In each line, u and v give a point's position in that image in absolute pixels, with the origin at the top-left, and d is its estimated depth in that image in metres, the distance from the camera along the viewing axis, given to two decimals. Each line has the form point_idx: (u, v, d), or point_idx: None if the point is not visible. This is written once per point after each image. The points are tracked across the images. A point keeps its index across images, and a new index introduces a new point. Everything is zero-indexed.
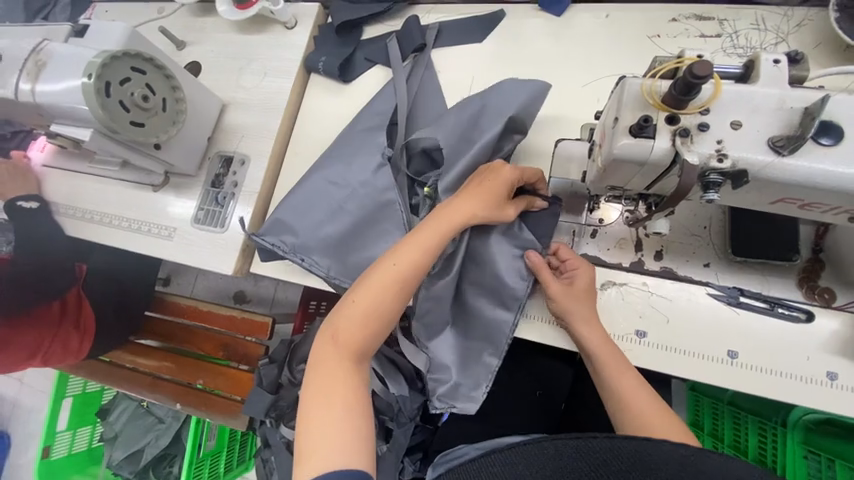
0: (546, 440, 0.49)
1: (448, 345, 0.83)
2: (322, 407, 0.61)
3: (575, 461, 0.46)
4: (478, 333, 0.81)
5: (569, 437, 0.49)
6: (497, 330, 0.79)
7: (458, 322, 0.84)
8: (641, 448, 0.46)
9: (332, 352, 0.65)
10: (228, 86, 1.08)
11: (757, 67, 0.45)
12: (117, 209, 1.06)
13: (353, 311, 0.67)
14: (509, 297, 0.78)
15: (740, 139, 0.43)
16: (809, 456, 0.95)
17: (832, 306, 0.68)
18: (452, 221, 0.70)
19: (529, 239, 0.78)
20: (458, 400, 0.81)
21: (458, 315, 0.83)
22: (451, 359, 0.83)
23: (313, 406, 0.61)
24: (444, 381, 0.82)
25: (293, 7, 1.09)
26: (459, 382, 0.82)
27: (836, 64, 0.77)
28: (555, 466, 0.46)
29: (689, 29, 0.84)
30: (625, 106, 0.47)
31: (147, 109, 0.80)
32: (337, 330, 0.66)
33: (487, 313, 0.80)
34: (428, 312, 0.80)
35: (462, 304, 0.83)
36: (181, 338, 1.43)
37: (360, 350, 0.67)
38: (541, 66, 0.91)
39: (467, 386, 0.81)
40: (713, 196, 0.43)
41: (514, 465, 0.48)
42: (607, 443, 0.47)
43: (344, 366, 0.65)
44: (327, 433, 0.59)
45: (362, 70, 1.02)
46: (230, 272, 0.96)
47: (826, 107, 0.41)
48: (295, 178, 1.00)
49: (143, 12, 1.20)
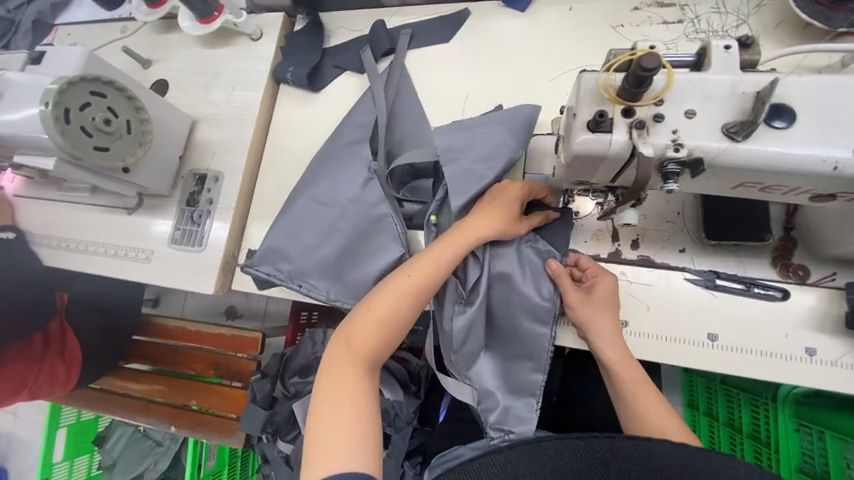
0: (548, 439, 0.50)
1: (488, 370, 0.81)
2: (332, 409, 0.64)
3: (574, 460, 0.48)
4: (517, 351, 0.79)
5: (570, 438, 0.50)
6: (535, 344, 0.77)
7: (495, 345, 0.81)
8: (639, 448, 0.48)
9: (344, 357, 0.69)
10: (196, 102, 1.06)
11: (709, 54, 0.44)
12: (91, 235, 1.04)
13: (367, 321, 0.70)
14: (542, 312, 0.76)
15: (694, 129, 0.43)
16: (801, 428, 0.95)
17: (807, 283, 0.69)
18: (467, 235, 0.71)
19: (548, 250, 0.77)
20: (513, 424, 0.78)
21: (494, 337, 0.81)
22: (495, 383, 0.80)
23: (325, 406, 0.65)
24: (493, 408, 0.79)
25: (257, 18, 1.08)
26: (507, 406, 0.79)
27: (796, 42, 0.78)
28: (555, 466, 0.47)
29: (651, 16, 0.84)
30: (582, 101, 0.47)
31: (111, 133, 0.79)
32: (350, 337, 0.69)
33: (524, 330, 0.78)
34: (465, 339, 0.78)
35: (495, 325, 0.80)
36: (171, 360, 1.40)
37: (371, 358, 0.70)
38: (509, 63, 0.91)
39: (519, 409, 0.78)
40: (671, 187, 0.44)
41: (513, 463, 0.49)
42: (606, 443, 0.49)
43: (354, 372, 0.68)
44: (334, 433, 0.62)
45: (331, 78, 1.01)
46: (211, 291, 0.95)
47: (776, 90, 0.41)
48: (272, 191, 0.99)
49: (105, 32, 1.18)
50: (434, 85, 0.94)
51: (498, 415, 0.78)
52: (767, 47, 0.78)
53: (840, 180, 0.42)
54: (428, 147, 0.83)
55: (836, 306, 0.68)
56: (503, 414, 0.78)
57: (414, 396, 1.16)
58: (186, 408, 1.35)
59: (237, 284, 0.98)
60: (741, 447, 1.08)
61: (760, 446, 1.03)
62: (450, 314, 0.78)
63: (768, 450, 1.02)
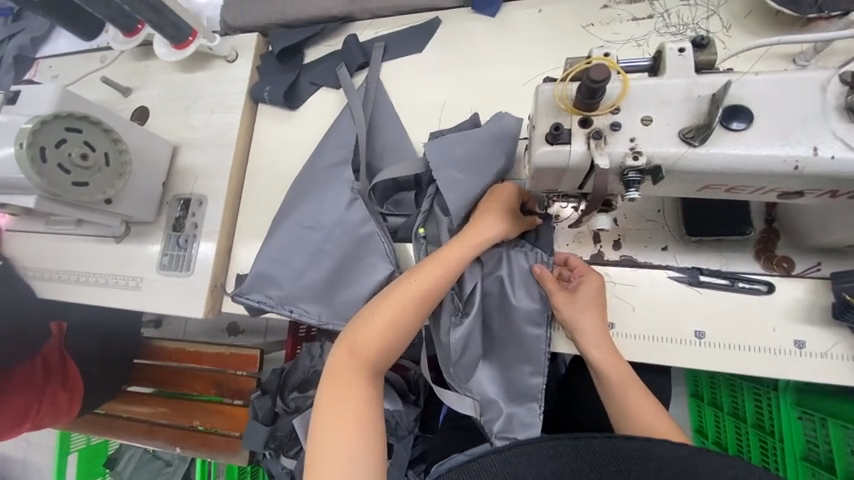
0: (547, 439, 0.47)
1: (488, 378, 0.79)
2: (336, 414, 0.64)
3: (573, 461, 0.45)
4: (516, 357, 0.77)
5: (570, 438, 0.47)
6: (533, 348, 0.76)
7: (493, 353, 0.80)
8: (641, 450, 0.45)
9: (348, 362, 0.68)
10: (177, 127, 1.06)
11: (664, 58, 0.46)
12: (82, 264, 1.05)
13: (373, 326, 0.69)
14: (535, 314, 0.76)
15: (651, 136, 0.44)
16: (804, 416, 0.92)
17: (792, 275, 0.68)
18: (470, 239, 0.71)
19: (538, 254, 0.76)
20: (516, 430, 0.77)
21: (492, 345, 0.80)
22: (496, 390, 0.79)
23: (326, 412, 0.64)
24: (497, 416, 0.78)
25: (232, 39, 1.08)
26: (510, 413, 0.77)
27: (767, 30, 0.77)
28: (555, 467, 0.44)
29: (620, 14, 0.84)
30: (540, 113, 0.47)
31: (89, 167, 0.80)
32: (355, 342, 0.69)
33: (521, 335, 0.77)
34: (463, 349, 0.77)
35: (492, 332, 0.79)
36: (172, 382, 1.40)
37: (375, 364, 0.69)
38: (483, 69, 0.90)
39: (523, 415, 0.77)
40: (634, 194, 0.44)
41: (513, 463, 0.45)
42: (606, 443, 0.46)
43: (359, 378, 0.67)
44: (336, 439, 0.62)
45: (309, 95, 1.01)
46: (201, 315, 0.95)
47: (730, 92, 0.42)
48: (256, 211, 1.00)
49: (85, 63, 1.19)
50: (410, 95, 0.94)
51: (502, 423, 0.77)
52: (739, 36, 0.78)
53: (806, 178, 0.43)
54: (410, 161, 0.82)
55: (822, 296, 0.67)
56: (506, 420, 0.77)
57: (413, 405, 1.15)
58: (190, 428, 1.34)
59: (227, 306, 0.99)
60: (746, 439, 1.05)
61: (764, 435, 0.99)
62: (447, 327, 0.77)
63: (773, 439, 0.98)
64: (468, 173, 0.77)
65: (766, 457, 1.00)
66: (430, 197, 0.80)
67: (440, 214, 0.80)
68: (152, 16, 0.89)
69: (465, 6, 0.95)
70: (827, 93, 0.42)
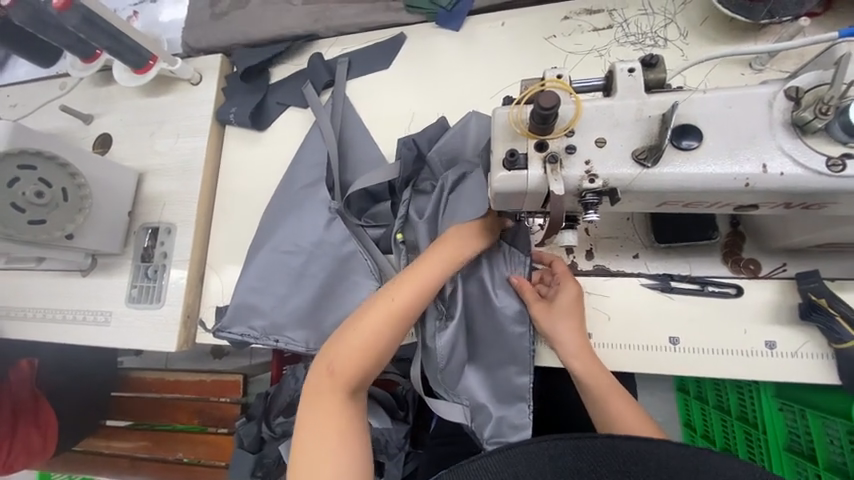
0: (546, 438, 0.44)
1: (475, 382, 0.75)
2: (317, 433, 0.59)
3: (574, 461, 0.42)
4: (501, 358, 0.74)
5: (570, 436, 0.44)
6: (518, 349, 0.73)
7: (478, 355, 0.75)
8: (642, 452, 0.42)
9: (332, 378, 0.62)
10: (142, 154, 1.03)
11: (614, 79, 0.48)
12: (44, 301, 0.99)
13: (360, 337, 0.63)
14: (518, 314, 0.73)
15: (605, 157, 0.46)
16: (785, 407, 0.90)
17: (760, 276, 0.69)
18: (450, 247, 0.67)
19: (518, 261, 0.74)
20: (506, 432, 0.72)
21: (477, 347, 0.76)
22: (485, 394, 0.74)
23: (308, 439, 0.59)
24: (487, 420, 0.73)
25: (195, 62, 1.06)
26: (499, 416, 0.73)
27: (723, 36, 0.79)
28: (554, 466, 0.42)
29: (581, 25, 0.85)
30: (498, 137, 0.49)
31: (45, 204, 0.80)
32: (340, 356, 0.63)
33: (504, 336, 0.73)
34: (449, 355, 0.73)
35: (476, 332, 0.75)
36: (152, 413, 1.35)
37: (359, 378, 0.63)
38: (450, 83, 0.90)
39: (512, 417, 0.72)
40: (593, 216, 0.47)
41: (513, 463, 0.42)
42: (606, 443, 0.43)
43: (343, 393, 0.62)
44: (319, 458, 0.57)
45: (276, 115, 1.00)
46: (174, 348, 0.91)
47: (677, 113, 0.45)
48: (227, 235, 0.97)
49: (45, 90, 1.14)
50: (378, 110, 0.93)
51: (491, 428, 0.72)
52: (697, 43, 0.79)
53: (760, 193, 0.45)
54: (383, 168, 0.81)
55: (790, 296, 0.68)
56: (494, 425, 0.72)
57: (404, 420, 1.08)
58: (172, 460, 1.29)
59: (202, 337, 0.95)
60: (733, 433, 1.02)
61: (749, 427, 0.97)
62: (433, 332, 0.73)
63: (757, 431, 0.95)
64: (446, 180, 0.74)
65: (752, 452, 0.97)
66: (405, 203, 0.78)
67: (416, 218, 0.77)
68: (108, 42, 0.87)
69: (428, 21, 0.95)
70: (775, 108, 0.45)
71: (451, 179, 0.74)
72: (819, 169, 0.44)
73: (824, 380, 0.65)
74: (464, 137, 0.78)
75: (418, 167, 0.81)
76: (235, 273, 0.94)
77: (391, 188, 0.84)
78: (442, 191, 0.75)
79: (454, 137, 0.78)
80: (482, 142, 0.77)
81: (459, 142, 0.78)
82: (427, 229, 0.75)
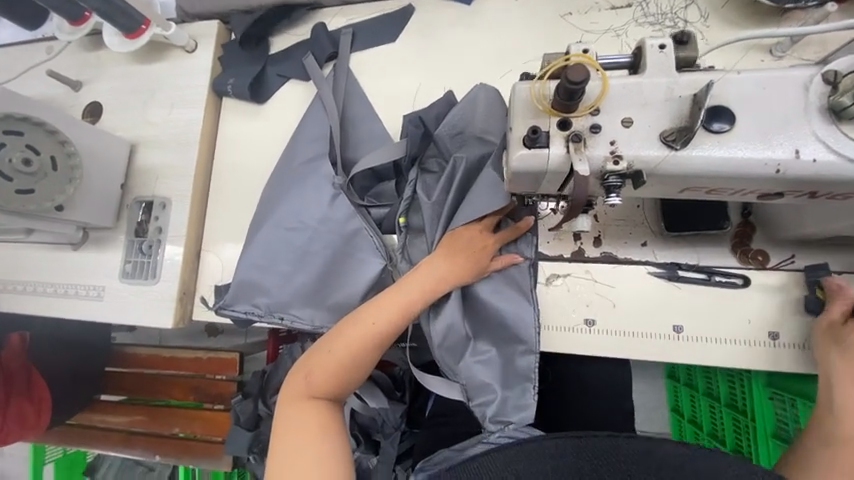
0: (546, 439, 0.50)
1: (480, 364, 0.73)
2: (297, 423, 0.61)
3: (573, 460, 0.48)
4: (505, 337, 0.73)
5: (568, 438, 0.49)
6: (522, 330, 0.71)
7: (481, 334, 0.75)
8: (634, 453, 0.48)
9: (324, 360, 0.64)
10: (135, 124, 0.98)
11: (644, 55, 0.46)
12: (35, 275, 0.96)
13: (357, 327, 0.65)
14: (524, 290, 0.72)
15: (632, 137, 0.45)
16: (775, 396, 0.91)
17: (768, 268, 0.69)
18: (446, 254, 0.68)
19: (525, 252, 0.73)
20: (508, 411, 0.71)
21: (480, 326, 0.75)
22: (489, 374, 0.73)
23: (288, 425, 0.61)
24: (491, 400, 0.72)
25: (190, 28, 1.00)
26: (502, 398, 0.72)
27: (743, 20, 0.76)
28: (554, 465, 0.48)
29: (598, 2, 0.81)
30: (517, 114, 0.47)
31: (33, 172, 0.76)
32: (337, 342, 0.64)
33: (508, 316, 0.72)
34: (447, 332, 0.72)
35: (478, 314, 0.74)
36: (147, 390, 1.34)
37: (351, 367, 0.64)
38: (461, 59, 0.86)
39: (516, 396, 0.72)
40: (614, 199, 0.45)
41: (513, 462, 0.48)
42: (606, 442, 0.49)
43: (332, 378, 0.64)
44: (300, 434, 0.60)
45: (276, 87, 0.95)
46: (170, 325, 0.89)
47: (710, 94, 0.42)
48: (225, 212, 0.94)
49: (30, 54, 1.08)
50: (384, 86, 0.89)
51: (495, 408, 0.71)
52: (717, 26, 0.76)
53: (786, 181, 0.44)
54: (390, 145, 0.78)
55: (796, 288, 0.68)
56: (499, 403, 0.72)
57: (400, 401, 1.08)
58: (169, 435, 1.29)
59: (199, 315, 0.93)
60: (721, 420, 1.03)
61: (738, 414, 0.99)
62: (434, 314, 0.73)
63: (746, 419, 0.97)
64: (454, 162, 0.73)
65: (739, 436, 0.99)
66: (412, 183, 0.75)
67: (423, 200, 0.74)
68: (99, 4, 0.82)
69: None
70: (810, 92, 0.43)
71: (460, 159, 0.73)
72: (852, 158, 0.42)
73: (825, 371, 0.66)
74: (473, 112, 0.76)
75: (425, 145, 0.77)
76: (234, 251, 0.92)
77: (396, 167, 0.81)
78: (453, 170, 0.73)
79: (463, 112, 0.76)
80: (492, 116, 0.75)
81: (467, 117, 0.76)
82: (433, 211, 0.73)
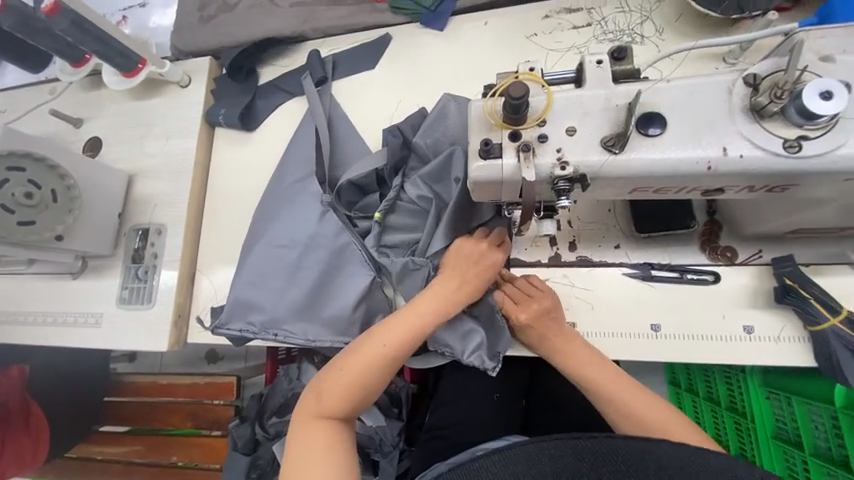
0: (546, 439, 0.45)
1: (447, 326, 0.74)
2: (314, 430, 0.62)
3: (574, 461, 0.43)
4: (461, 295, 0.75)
5: (570, 437, 0.45)
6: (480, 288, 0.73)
7: None
8: (642, 451, 0.43)
9: (343, 376, 0.65)
10: (131, 157, 1.03)
11: (584, 71, 0.51)
12: (36, 305, 0.99)
13: (377, 347, 0.66)
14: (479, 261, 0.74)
15: (576, 144, 0.49)
16: (771, 396, 0.88)
17: (736, 263, 0.72)
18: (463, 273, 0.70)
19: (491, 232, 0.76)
20: (497, 342, 0.74)
21: None
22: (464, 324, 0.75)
23: (304, 429, 0.62)
24: (478, 343, 0.74)
25: (184, 64, 1.06)
26: (488, 335, 0.75)
27: (695, 33, 0.82)
28: (554, 466, 0.43)
29: (561, 23, 0.88)
30: (474, 127, 0.51)
31: (34, 205, 0.81)
32: (353, 361, 0.65)
33: None
34: None
35: None
36: (144, 418, 1.33)
37: (367, 383, 0.65)
38: (435, 82, 0.92)
39: (489, 329, 0.75)
40: (564, 201, 0.48)
41: (513, 463, 0.43)
42: (606, 443, 0.44)
43: (348, 394, 0.64)
44: (313, 445, 0.60)
45: (264, 115, 1.01)
46: (165, 348, 0.92)
47: (640, 103, 0.47)
48: (218, 236, 0.98)
49: (34, 96, 1.15)
50: (365, 109, 0.95)
51: (489, 348, 0.74)
52: (672, 39, 0.82)
53: (722, 176, 0.48)
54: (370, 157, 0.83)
55: (766, 281, 0.71)
56: (488, 342, 0.75)
57: (396, 417, 1.09)
58: (168, 465, 1.28)
59: (193, 337, 0.95)
60: (723, 424, 1.01)
61: (738, 417, 0.96)
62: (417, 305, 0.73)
63: (747, 421, 0.94)
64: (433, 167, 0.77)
65: (741, 439, 0.97)
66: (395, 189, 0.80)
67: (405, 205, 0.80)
68: (96, 46, 0.89)
69: (413, 22, 0.97)
70: (733, 95, 0.48)
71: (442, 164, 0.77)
72: (778, 151, 0.46)
73: (802, 361, 0.67)
74: (444, 120, 0.81)
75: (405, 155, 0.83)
76: (228, 273, 0.95)
77: (379, 180, 0.86)
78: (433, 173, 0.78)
79: (436, 122, 0.81)
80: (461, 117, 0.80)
81: (440, 127, 0.81)
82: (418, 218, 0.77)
